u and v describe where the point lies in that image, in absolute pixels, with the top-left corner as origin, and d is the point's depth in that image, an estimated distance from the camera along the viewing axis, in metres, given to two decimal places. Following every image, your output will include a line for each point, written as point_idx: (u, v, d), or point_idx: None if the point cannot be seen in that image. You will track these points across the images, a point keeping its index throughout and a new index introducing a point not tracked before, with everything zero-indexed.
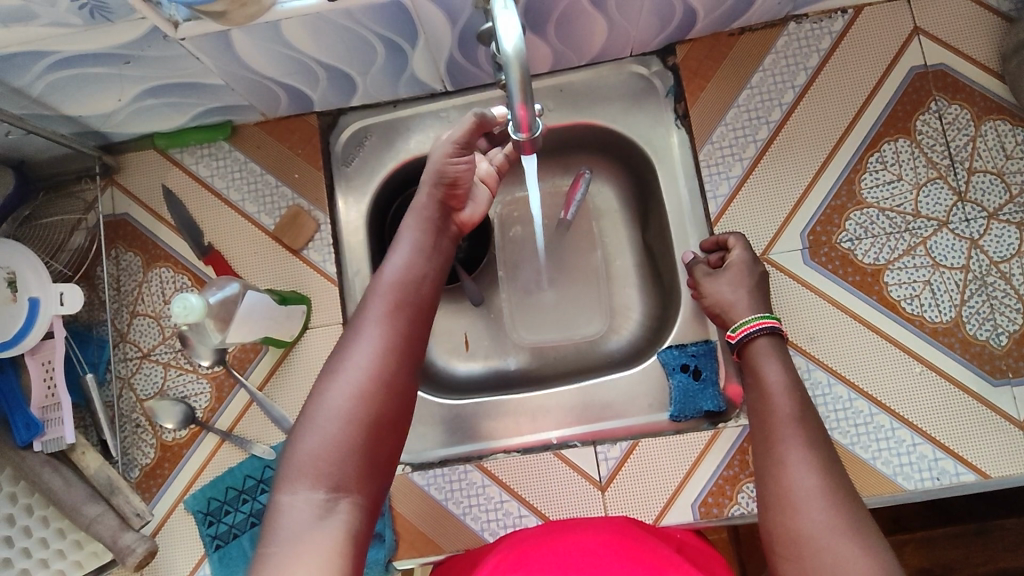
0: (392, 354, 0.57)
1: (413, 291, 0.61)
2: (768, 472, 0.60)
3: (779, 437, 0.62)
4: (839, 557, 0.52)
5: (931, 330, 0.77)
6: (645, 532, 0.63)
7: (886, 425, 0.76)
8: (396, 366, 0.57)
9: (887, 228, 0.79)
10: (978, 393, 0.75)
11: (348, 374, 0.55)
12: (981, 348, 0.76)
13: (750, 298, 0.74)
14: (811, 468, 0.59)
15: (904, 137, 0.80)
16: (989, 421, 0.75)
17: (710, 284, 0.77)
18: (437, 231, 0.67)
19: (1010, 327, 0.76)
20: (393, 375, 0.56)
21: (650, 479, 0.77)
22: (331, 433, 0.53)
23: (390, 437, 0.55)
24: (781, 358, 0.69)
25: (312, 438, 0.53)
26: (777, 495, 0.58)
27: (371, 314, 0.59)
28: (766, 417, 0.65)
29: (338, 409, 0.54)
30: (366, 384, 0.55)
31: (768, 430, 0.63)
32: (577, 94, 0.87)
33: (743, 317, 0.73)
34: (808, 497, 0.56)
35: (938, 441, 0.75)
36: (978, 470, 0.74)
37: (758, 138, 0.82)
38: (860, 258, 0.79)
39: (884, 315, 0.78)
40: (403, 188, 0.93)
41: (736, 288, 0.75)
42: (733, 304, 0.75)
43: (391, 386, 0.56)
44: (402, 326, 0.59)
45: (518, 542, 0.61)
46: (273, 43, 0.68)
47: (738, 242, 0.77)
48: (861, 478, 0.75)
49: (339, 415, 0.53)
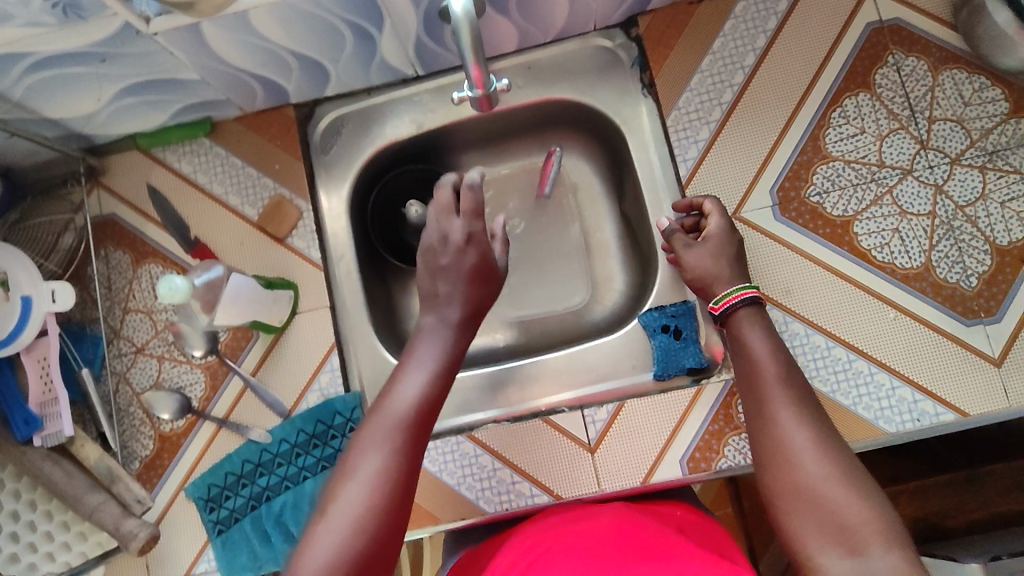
0: (403, 463, 0.53)
1: (426, 395, 0.58)
2: (762, 435, 0.59)
3: (769, 399, 0.61)
4: (835, 500, 0.52)
5: (902, 276, 0.78)
6: (651, 521, 0.63)
7: (864, 370, 0.77)
8: (411, 468, 0.54)
9: (853, 181, 0.81)
10: (952, 334, 0.77)
11: (360, 476, 0.52)
12: (952, 291, 0.78)
13: (725, 264, 0.74)
14: (801, 421, 0.58)
15: (865, 92, 0.82)
16: (965, 360, 0.76)
17: (690, 253, 0.76)
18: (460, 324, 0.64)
19: (979, 269, 0.78)
20: (407, 481, 0.53)
21: (637, 438, 0.78)
22: (342, 540, 0.49)
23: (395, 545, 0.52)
24: (764, 326, 0.69)
25: (322, 544, 0.49)
26: (773, 450, 0.57)
27: (386, 415, 0.56)
28: (753, 380, 0.64)
29: (350, 515, 0.50)
30: (379, 497, 0.51)
31: (758, 394, 0.62)
32: (546, 71, 0.89)
33: (724, 289, 0.72)
34: (801, 450, 0.56)
35: (916, 383, 0.76)
36: (957, 409, 0.75)
37: (723, 101, 0.84)
38: (828, 210, 0.81)
39: (855, 264, 0.79)
40: (381, 175, 0.95)
41: (717, 259, 0.75)
42: (715, 276, 0.74)
43: (406, 492, 0.53)
44: (421, 426, 0.56)
45: (530, 531, 0.63)
46: (244, 34, 0.70)
47: (714, 208, 0.79)
48: (843, 425, 0.76)
49: (350, 520, 0.50)
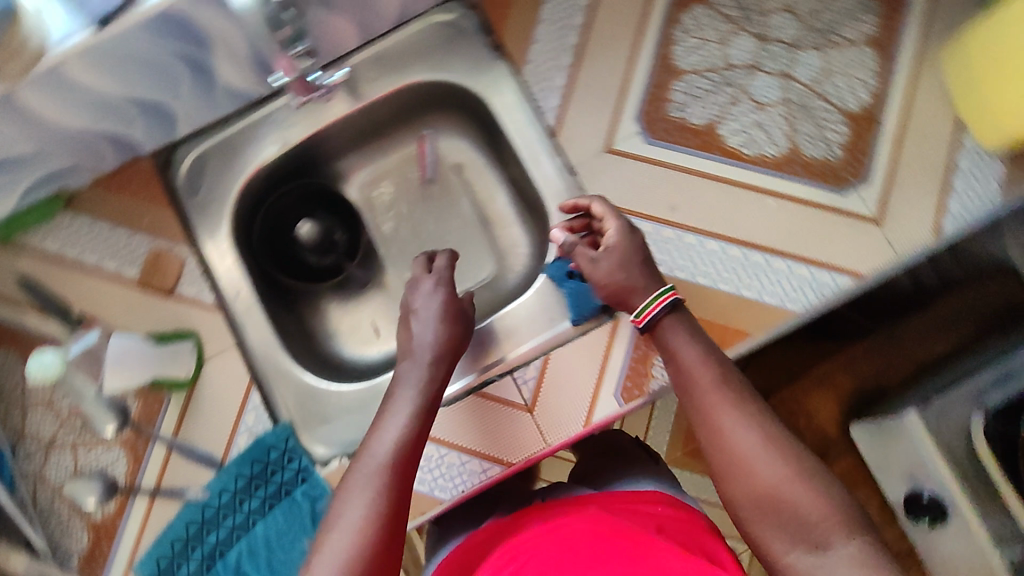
0: (384, 507, 0.57)
1: (403, 444, 0.61)
2: (709, 443, 0.61)
3: (711, 408, 0.61)
4: (798, 504, 0.56)
5: (774, 164, 0.81)
6: (627, 517, 0.65)
7: (762, 261, 0.79)
8: (393, 510, 0.57)
9: (708, 88, 0.83)
10: (831, 205, 0.80)
11: (342, 525, 0.56)
12: (821, 166, 0.81)
13: (635, 269, 0.70)
14: (748, 421, 0.60)
15: (698, 3, 0.85)
16: (848, 226, 0.79)
17: (596, 267, 0.71)
18: (433, 366, 0.67)
19: (841, 139, 0.81)
20: (389, 521, 0.56)
21: (569, 385, 0.78)
22: None
23: None
24: (690, 331, 0.66)
25: None
26: (734, 464, 0.59)
27: (364, 469, 0.59)
28: (687, 388, 0.64)
29: (334, 563, 0.54)
30: (361, 544, 0.55)
31: (699, 404, 0.62)
32: (396, 59, 0.88)
33: (647, 295, 0.68)
34: (754, 452, 0.58)
35: (810, 259, 0.79)
36: (851, 272, 0.78)
37: (571, 44, 0.85)
38: (692, 122, 0.83)
39: (729, 165, 0.81)
40: (261, 203, 0.92)
41: (625, 268, 0.70)
42: (630, 288, 0.69)
43: (390, 533, 0.56)
44: (399, 469, 0.59)
45: (514, 543, 0.63)
46: (61, 91, 0.66)
47: (602, 208, 0.75)
48: (756, 317, 0.78)
49: (335, 565, 0.54)
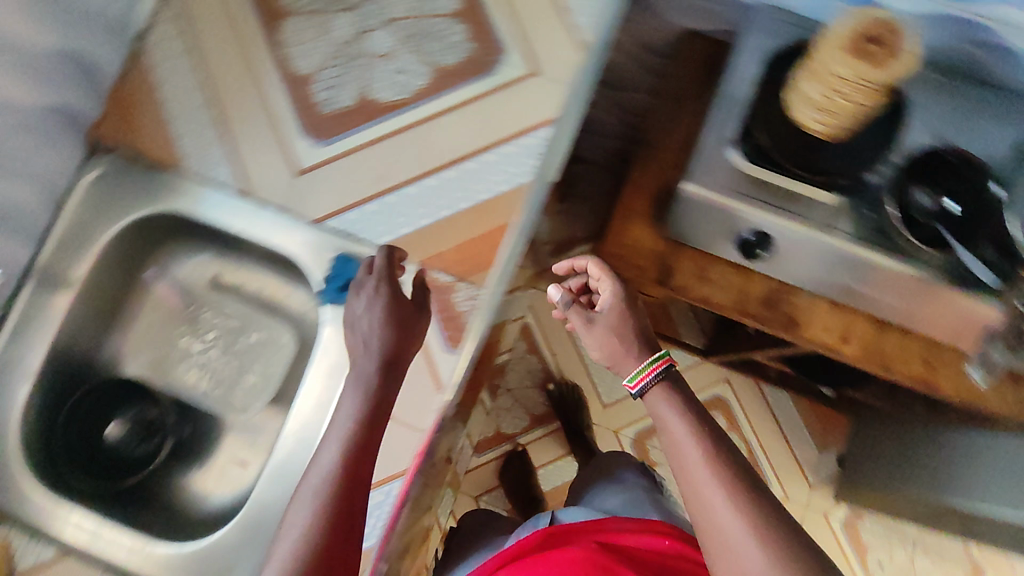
0: (344, 470, 0.64)
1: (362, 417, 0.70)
2: (690, 500, 0.59)
3: (698, 483, 0.58)
4: (738, 552, 0.54)
5: (430, 90, 0.86)
6: (621, 548, 0.72)
7: (475, 166, 0.84)
8: (355, 474, 0.65)
9: (340, 71, 0.87)
10: (495, 87, 0.86)
11: (308, 490, 0.64)
12: (465, 65, 0.87)
13: (609, 337, 0.69)
14: (737, 508, 0.56)
15: (286, 15, 0.89)
16: (516, 94, 0.86)
17: (589, 339, 0.70)
18: (379, 378, 0.73)
19: (465, 35, 0.87)
20: (351, 485, 0.64)
21: (406, 373, 0.82)
22: (291, 548, 0.59)
23: (345, 546, 0.61)
24: (681, 407, 0.64)
25: (279, 556, 0.59)
26: (703, 530, 0.57)
27: (329, 441, 0.69)
28: (677, 456, 0.62)
29: (296, 531, 0.60)
30: (322, 507, 0.61)
31: (675, 459, 0.62)
32: (73, 237, 0.84)
33: (634, 365, 0.67)
34: (745, 545, 0.54)
35: (508, 136, 0.85)
36: (542, 122, 0.86)
37: (209, 120, 0.88)
38: (346, 105, 0.86)
39: (398, 116, 0.86)
40: (49, 440, 0.85)
41: (601, 343, 0.69)
42: (609, 358, 0.70)
43: (352, 498, 0.63)
44: (359, 440, 0.68)
45: (520, 547, 0.74)
46: None
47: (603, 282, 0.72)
48: (501, 210, 0.84)
49: (297, 530, 0.60)
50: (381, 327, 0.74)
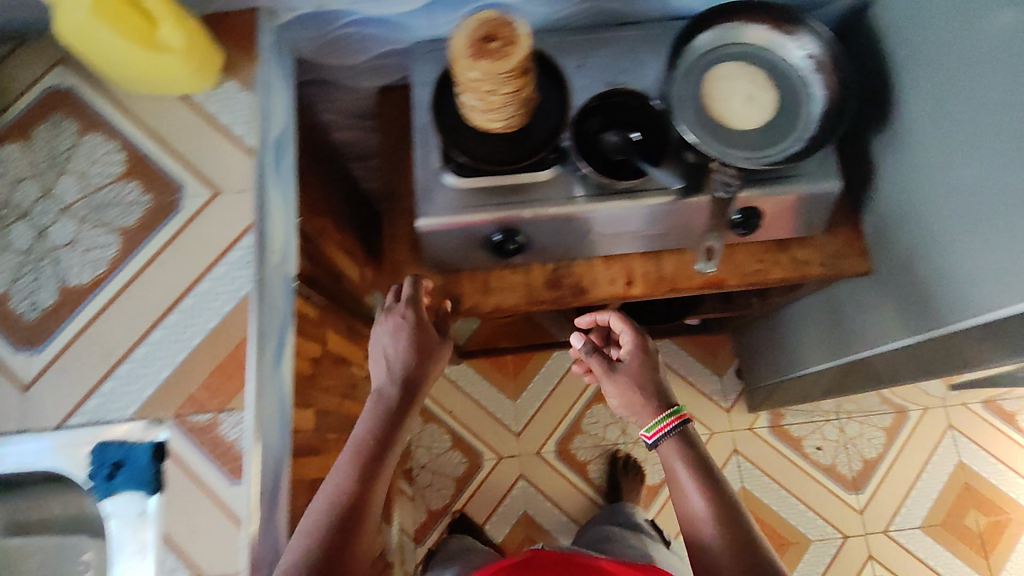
0: (351, 485, 0.83)
1: (370, 440, 0.88)
2: (696, 552, 0.83)
3: (706, 531, 0.83)
4: None
5: (124, 253, 0.87)
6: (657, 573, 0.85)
7: (195, 301, 0.85)
8: (362, 487, 0.83)
9: (16, 274, 0.86)
10: (189, 218, 0.88)
11: (323, 490, 0.83)
12: (152, 213, 0.88)
13: (634, 388, 1.00)
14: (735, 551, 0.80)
15: None
16: (212, 215, 0.88)
17: (610, 381, 1.03)
18: (392, 412, 0.93)
19: (138, 188, 0.89)
20: (360, 491, 0.83)
21: (203, 530, 0.80)
22: (308, 525, 0.80)
23: (355, 527, 0.80)
24: (719, 488, 0.87)
25: (301, 531, 0.80)
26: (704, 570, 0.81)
27: (341, 460, 0.86)
28: (693, 520, 0.85)
29: (315, 509, 0.81)
30: (335, 502, 0.81)
31: (696, 523, 0.85)
32: None
33: (652, 419, 0.96)
34: None
35: (216, 255, 0.86)
36: (247, 228, 0.87)
37: None
38: (44, 307, 0.85)
39: (102, 292, 0.86)
40: None
41: (625, 391, 1.01)
42: (634, 410, 1.00)
43: (360, 498, 0.82)
44: (364, 463, 0.85)
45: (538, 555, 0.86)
46: None
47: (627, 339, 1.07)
48: (239, 332, 0.84)
49: (316, 509, 0.81)
50: (406, 359, 0.97)
